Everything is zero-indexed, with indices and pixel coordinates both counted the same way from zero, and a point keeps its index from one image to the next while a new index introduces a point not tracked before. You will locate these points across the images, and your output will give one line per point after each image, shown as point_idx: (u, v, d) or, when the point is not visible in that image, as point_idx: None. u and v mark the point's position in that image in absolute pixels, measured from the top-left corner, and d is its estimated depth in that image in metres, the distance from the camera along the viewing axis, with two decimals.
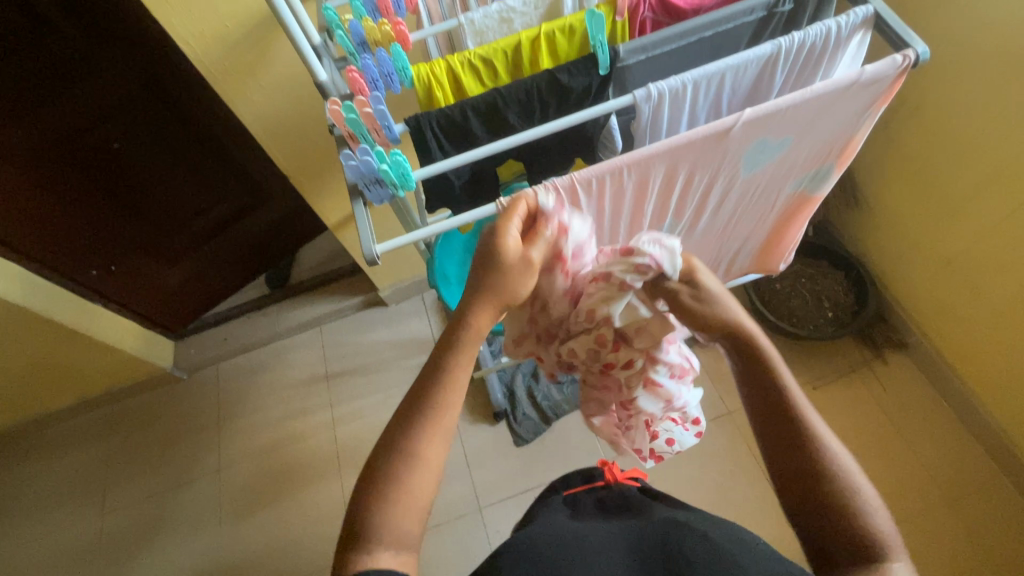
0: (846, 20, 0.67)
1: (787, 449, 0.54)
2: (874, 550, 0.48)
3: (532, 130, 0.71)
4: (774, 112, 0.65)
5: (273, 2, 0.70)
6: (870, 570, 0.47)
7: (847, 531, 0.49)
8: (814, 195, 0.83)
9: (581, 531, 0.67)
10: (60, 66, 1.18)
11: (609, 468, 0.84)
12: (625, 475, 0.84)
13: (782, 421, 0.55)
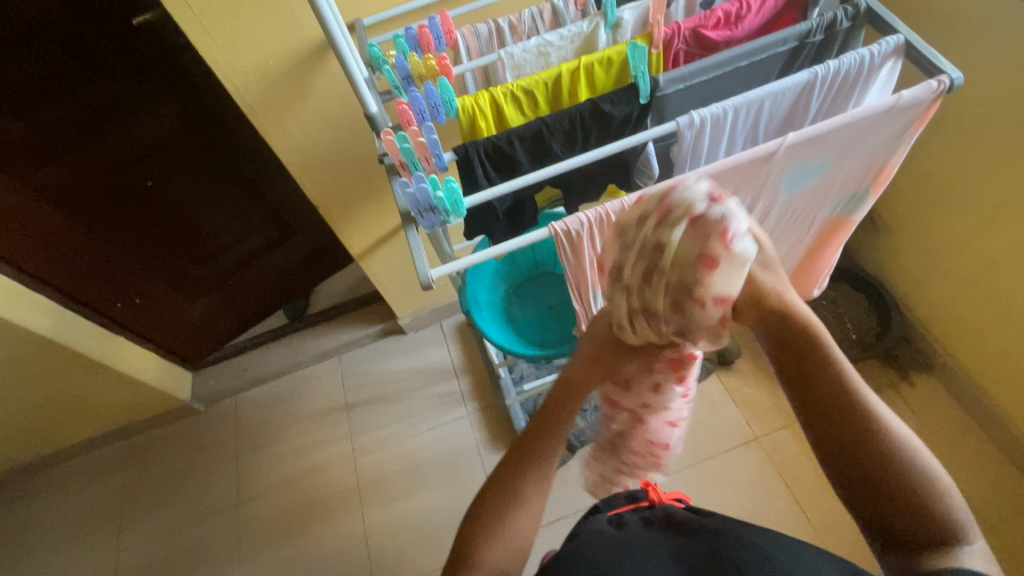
0: (878, 49, 0.70)
1: (842, 437, 0.48)
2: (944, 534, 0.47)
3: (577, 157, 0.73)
4: (817, 135, 0.67)
5: (331, 38, 0.74)
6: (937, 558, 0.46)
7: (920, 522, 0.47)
8: (848, 218, 0.85)
9: (630, 543, 0.65)
10: (102, 106, 1.20)
11: (653, 490, 0.82)
12: (666, 494, 0.83)
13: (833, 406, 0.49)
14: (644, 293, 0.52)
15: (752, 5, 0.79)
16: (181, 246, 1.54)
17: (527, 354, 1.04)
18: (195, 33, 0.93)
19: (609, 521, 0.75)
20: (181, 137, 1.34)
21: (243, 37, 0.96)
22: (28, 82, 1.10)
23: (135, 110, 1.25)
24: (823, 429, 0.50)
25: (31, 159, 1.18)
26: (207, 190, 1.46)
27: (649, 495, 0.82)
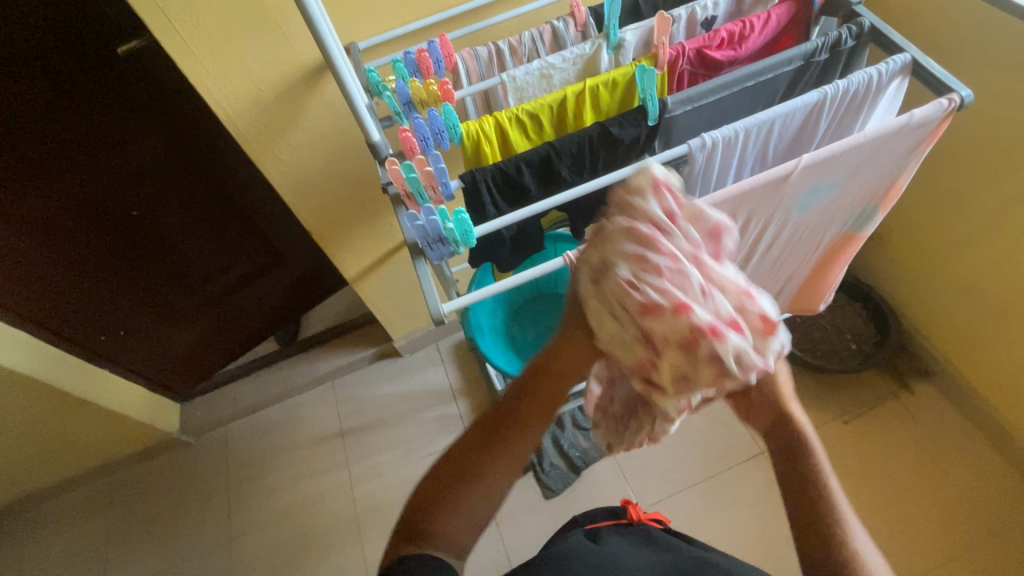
0: (885, 68, 0.70)
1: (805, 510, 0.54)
2: None
3: (588, 182, 0.72)
4: (830, 156, 0.66)
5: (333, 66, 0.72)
6: None
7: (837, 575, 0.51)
8: (856, 235, 0.84)
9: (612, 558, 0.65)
10: (87, 135, 1.16)
11: (633, 507, 0.81)
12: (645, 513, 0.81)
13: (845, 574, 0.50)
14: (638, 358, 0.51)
15: (755, 24, 0.79)
16: (167, 276, 1.49)
17: None
18: (183, 59, 0.90)
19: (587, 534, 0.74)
20: (167, 165, 1.29)
21: (235, 63, 0.93)
22: (8, 113, 1.05)
23: (121, 139, 1.20)
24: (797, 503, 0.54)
25: (11, 192, 1.13)
26: (195, 217, 1.41)
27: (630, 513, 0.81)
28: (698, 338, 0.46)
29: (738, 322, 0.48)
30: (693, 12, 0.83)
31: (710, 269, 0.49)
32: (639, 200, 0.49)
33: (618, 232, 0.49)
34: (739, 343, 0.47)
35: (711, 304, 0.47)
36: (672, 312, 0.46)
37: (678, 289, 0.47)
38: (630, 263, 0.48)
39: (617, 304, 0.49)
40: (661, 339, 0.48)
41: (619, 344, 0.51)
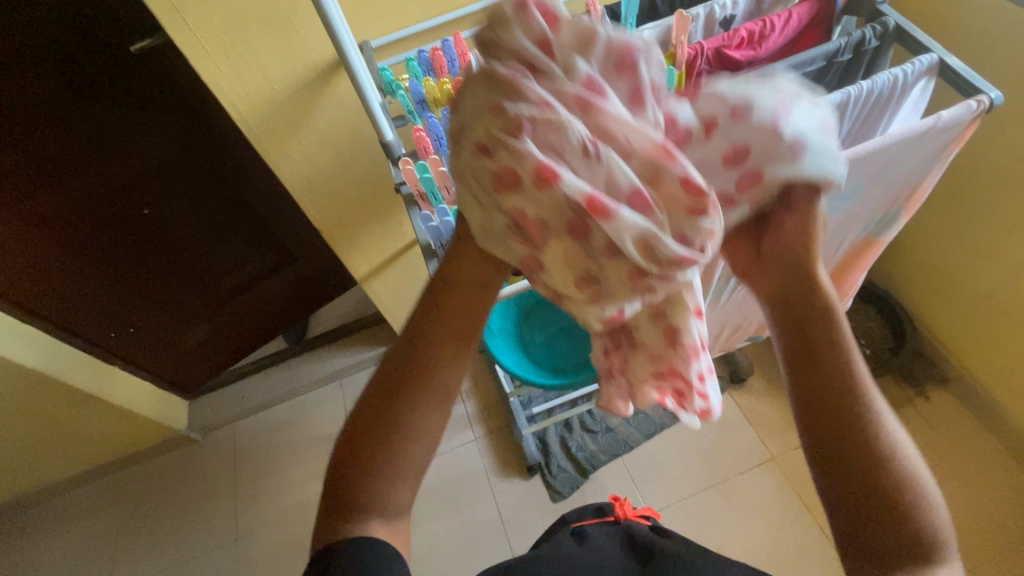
0: (911, 69, 0.68)
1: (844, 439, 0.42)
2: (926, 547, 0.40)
3: None
4: (855, 159, 0.64)
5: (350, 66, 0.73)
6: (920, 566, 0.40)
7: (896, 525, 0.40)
8: (878, 240, 0.83)
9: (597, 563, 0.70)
10: (100, 134, 1.16)
11: (619, 505, 0.86)
12: (633, 509, 0.86)
13: (884, 496, 0.40)
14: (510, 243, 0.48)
15: (776, 24, 0.77)
16: (178, 274, 1.49)
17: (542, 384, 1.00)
18: (195, 57, 0.89)
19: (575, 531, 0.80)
20: (179, 163, 1.29)
21: (247, 62, 0.92)
22: (21, 111, 1.05)
23: (132, 138, 1.20)
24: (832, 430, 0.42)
25: (23, 189, 1.14)
26: (206, 216, 1.41)
27: (615, 509, 0.86)
28: (580, 214, 0.44)
29: (640, 195, 0.44)
30: (712, 11, 0.82)
31: (601, 119, 0.44)
32: (509, 38, 0.44)
33: (477, 81, 0.44)
34: (633, 219, 0.43)
35: (597, 169, 0.44)
36: (538, 183, 0.43)
37: (551, 150, 0.43)
38: (488, 124, 0.44)
39: (476, 181, 0.46)
40: (529, 218, 0.45)
41: (492, 235, 0.48)
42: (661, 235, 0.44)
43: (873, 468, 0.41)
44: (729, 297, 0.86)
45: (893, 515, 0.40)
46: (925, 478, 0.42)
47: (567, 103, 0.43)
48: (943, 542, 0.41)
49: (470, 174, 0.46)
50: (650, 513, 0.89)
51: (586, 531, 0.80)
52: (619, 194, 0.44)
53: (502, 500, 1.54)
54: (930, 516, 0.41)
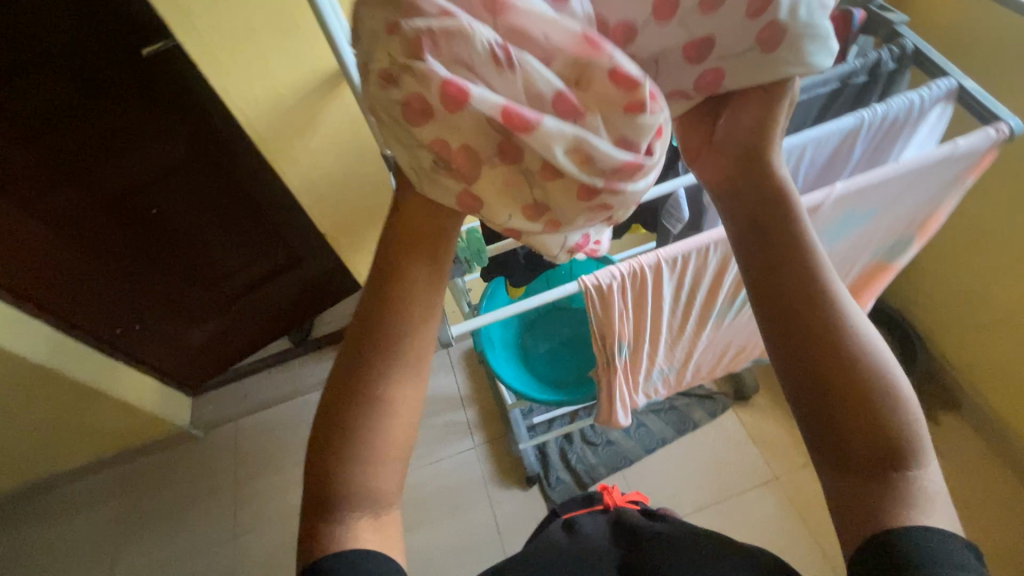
0: (928, 93, 0.66)
1: (810, 343, 0.40)
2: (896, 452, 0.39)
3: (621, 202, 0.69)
4: (866, 186, 0.62)
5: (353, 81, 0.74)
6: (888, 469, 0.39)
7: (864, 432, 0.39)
8: (889, 266, 0.80)
9: (583, 546, 0.67)
10: (111, 134, 1.17)
11: (608, 493, 0.83)
12: (622, 497, 0.83)
13: (852, 401, 0.39)
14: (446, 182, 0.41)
15: None
16: (184, 273, 1.50)
17: (543, 399, 0.99)
18: (203, 60, 0.89)
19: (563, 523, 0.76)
20: (188, 165, 1.29)
21: (255, 65, 0.92)
22: (33, 112, 1.06)
23: (143, 139, 1.21)
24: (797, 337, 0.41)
25: (33, 187, 1.15)
26: (213, 217, 1.42)
27: (606, 498, 0.83)
28: (503, 133, 0.38)
29: (566, 99, 0.37)
30: None
31: (513, 19, 0.36)
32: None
33: (369, 4, 0.37)
34: (563, 129, 0.37)
35: (515, 75, 0.36)
36: (454, 105, 0.37)
37: (457, 64, 0.36)
38: (385, 46, 0.37)
39: (391, 119, 0.39)
40: (456, 149, 0.39)
41: (426, 174, 0.41)
42: (601, 142, 0.38)
43: (835, 381, 0.40)
44: (735, 319, 0.83)
45: (859, 425, 0.39)
46: (897, 382, 0.40)
47: (469, 6, 0.36)
48: (918, 446, 0.39)
49: (386, 117, 0.40)
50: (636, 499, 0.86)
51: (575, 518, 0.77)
52: (550, 104, 0.37)
53: (499, 510, 1.53)
54: (902, 421, 0.39)
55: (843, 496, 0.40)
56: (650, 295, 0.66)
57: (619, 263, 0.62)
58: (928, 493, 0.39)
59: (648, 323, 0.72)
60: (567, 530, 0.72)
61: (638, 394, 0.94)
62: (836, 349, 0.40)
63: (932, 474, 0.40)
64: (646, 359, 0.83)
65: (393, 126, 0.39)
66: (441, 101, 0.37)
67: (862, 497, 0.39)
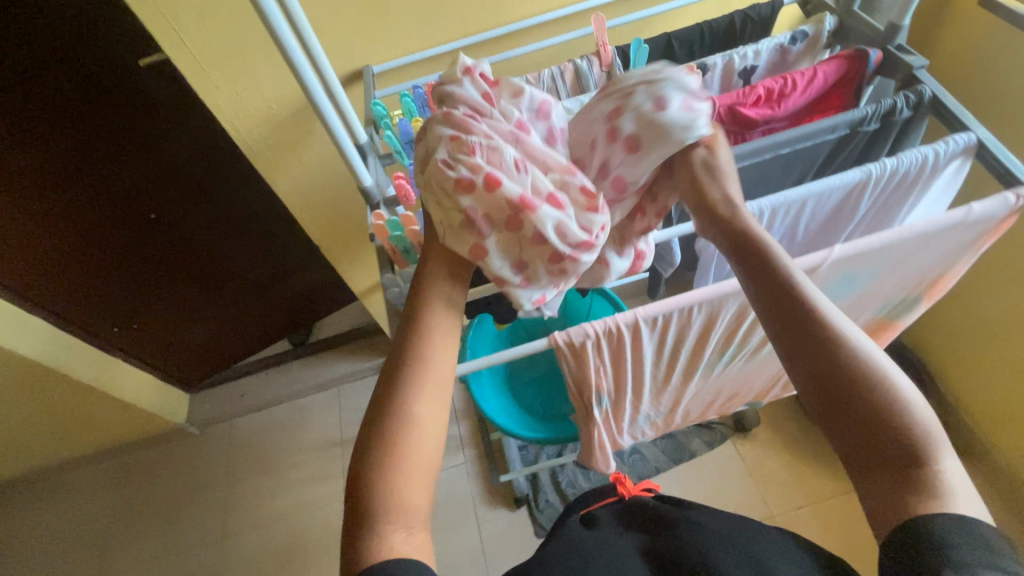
0: (944, 148, 0.61)
1: (816, 353, 0.44)
2: (918, 452, 0.40)
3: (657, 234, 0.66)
4: (867, 250, 0.58)
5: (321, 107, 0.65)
6: (913, 470, 0.40)
7: (885, 433, 0.41)
8: (893, 323, 0.76)
9: (601, 527, 0.69)
10: (106, 138, 1.09)
11: (622, 484, 0.81)
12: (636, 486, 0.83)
13: (864, 403, 0.41)
14: (460, 238, 0.50)
15: (798, 82, 0.70)
16: (184, 276, 1.45)
17: (523, 435, 0.97)
18: (193, 74, 0.87)
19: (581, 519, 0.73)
20: (188, 172, 1.22)
21: (247, 81, 0.90)
22: (28, 119, 1.00)
23: (148, 150, 1.14)
24: (797, 348, 0.45)
25: (26, 194, 1.09)
26: (215, 224, 1.36)
27: (619, 488, 0.82)
28: (515, 212, 0.49)
29: (555, 197, 0.51)
30: (731, 60, 0.76)
31: (528, 148, 0.52)
32: (457, 89, 0.52)
33: (435, 118, 0.50)
34: (555, 215, 0.50)
35: (526, 179, 0.50)
36: (487, 188, 0.48)
37: (491, 163, 0.49)
38: (447, 146, 0.49)
39: (438, 188, 0.49)
40: (478, 218, 0.49)
41: (450, 236, 0.51)
42: (576, 230, 0.51)
43: (842, 374, 0.43)
44: (724, 370, 0.79)
45: (872, 413, 0.41)
46: (902, 375, 0.43)
47: (501, 134, 0.51)
48: (932, 436, 0.41)
49: (430, 183, 0.50)
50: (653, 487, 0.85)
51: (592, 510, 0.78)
52: (546, 198, 0.51)
53: (486, 529, 1.50)
54: (911, 412, 0.41)
55: (866, 488, 0.42)
56: (629, 351, 0.63)
57: (593, 321, 0.59)
58: (952, 484, 0.40)
59: (628, 376, 0.69)
60: (587, 519, 0.73)
61: (624, 436, 0.90)
62: (835, 343, 0.44)
63: (955, 466, 0.41)
64: (630, 405, 0.79)
65: (439, 190, 0.49)
66: (475, 180, 0.48)
67: (884, 485, 0.41)
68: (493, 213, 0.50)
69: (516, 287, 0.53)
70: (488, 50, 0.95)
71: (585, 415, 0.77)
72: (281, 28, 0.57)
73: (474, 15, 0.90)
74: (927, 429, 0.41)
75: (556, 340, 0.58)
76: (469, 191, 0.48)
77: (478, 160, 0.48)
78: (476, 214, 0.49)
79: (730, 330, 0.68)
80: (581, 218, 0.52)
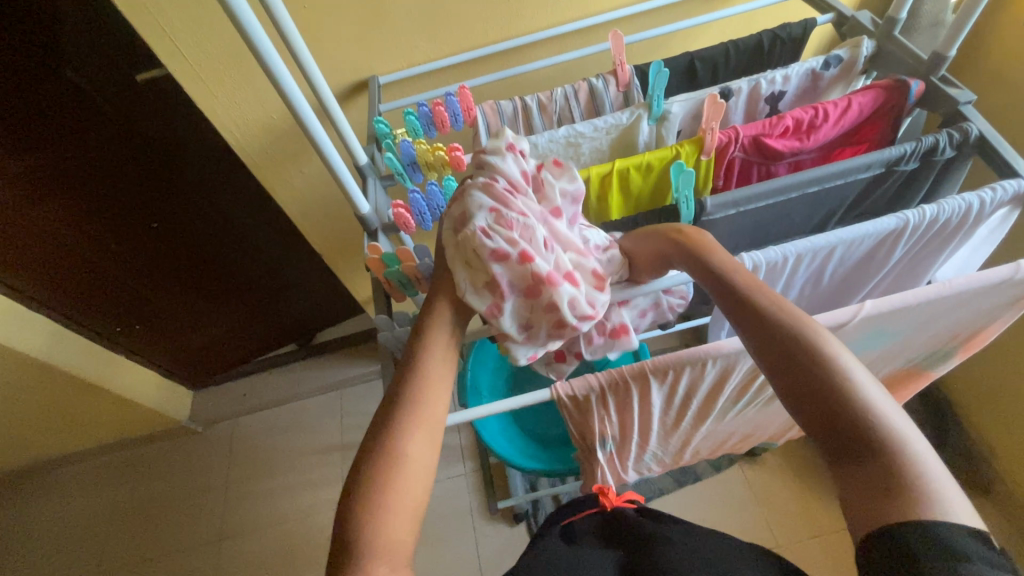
0: (991, 196, 0.56)
1: (776, 348, 0.42)
2: (884, 445, 0.36)
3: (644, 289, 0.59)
4: (899, 308, 0.54)
5: (314, 132, 0.60)
6: (880, 464, 0.36)
7: (849, 424, 0.37)
8: (923, 371, 0.72)
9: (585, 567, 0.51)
10: (105, 147, 1.02)
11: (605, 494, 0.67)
12: (619, 496, 0.68)
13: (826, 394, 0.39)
14: (477, 298, 0.49)
15: (830, 113, 0.65)
16: (187, 283, 1.41)
17: (521, 465, 0.94)
18: (190, 82, 0.84)
19: (559, 535, 0.60)
20: (188, 183, 1.15)
21: (246, 90, 0.87)
22: (23, 125, 0.93)
23: (152, 159, 1.08)
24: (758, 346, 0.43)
25: (24, 198, 1.04)
26: (217, 235, 1.30)
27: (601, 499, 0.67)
28: (537, 284, 0.49)
29: (572, 277, 0.53)
30: (757, 85, 0.70)
31: (553, 230, 0.54)
32: (500, 160, 0.53)
33: (476, 184, 0.51)
34: (572, 292, 0.51)
35: (550, 256, 0.52)
36: (519, 260, 0.49)
37: (523, 237, 0.50)
38: (485, 214, 0.50)
39: (469, 252, 0.49)
40: (503, 283, 0.49)
41: (468, 293, 0.49)
42: (585, 303, 0.52)
43: (808, 370, 0.40)
44: (738, 414, 0.74)
45: (838, 408, 0.38)
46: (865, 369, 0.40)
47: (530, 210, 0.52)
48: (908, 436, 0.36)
49: (460, 245, 0.50)
50: (638, 500, 0.71)
51: (572, 527, 0.62)
52: (564, 275, 0.52)
53: (483, 545, 1.43)
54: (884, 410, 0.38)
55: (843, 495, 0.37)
56: (636, 401, 0.59)
57: (598, 371, 0.55)
58: (932, 482, 0.34)
59: (635, 423, 0.65)
60: (567, 544, 0.57)
61: (628, 472, 0.83)
62: (798, 338, 0.42)
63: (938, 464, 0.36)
64: (635, 446, 0.75)
65: (471, 254, 0.48)
66: (506, 250, 0.48)
67: (858, 485, 0.36)
68: (514, 280, 0.49)
69: (516, 343, 0.52)
70: (497, 63, 0.91)
71: (587, 455, 0.73)
72: (259, 32, 0.51)
73: (483, 27, 0.86)
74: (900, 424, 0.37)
75: (557, 393, 0.55)
76: (498, 259, 0.48)
77: (513, 235, 0.49)
78: (499, 280, 0.49)
79: (746, 380, 0.64)
80: (591, 295, 0.54)
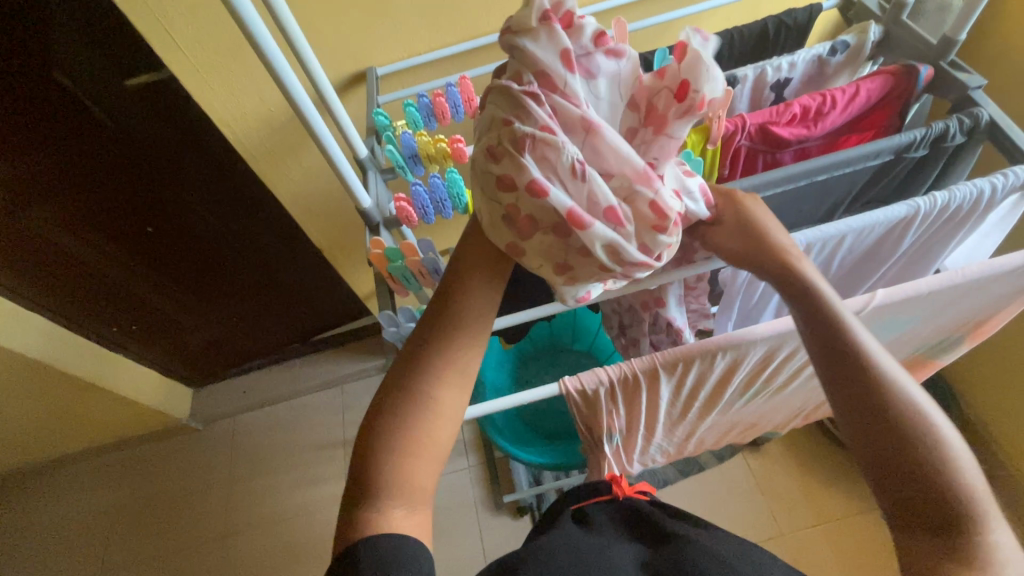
0: (1003, 182, 0.55)
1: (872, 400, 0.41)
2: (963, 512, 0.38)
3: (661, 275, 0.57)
4: (911, 297, 0.53)
5: (313, 126, 0.59)
6: (955, 530, 0.38)
7: (940, 489, 0.39)
8: (929, 360, 0.72)
9: (601, 553, 0.51)
10: (98, 150, 1.00)
11: (617, 482, 0.66)
12: (631, 487, 0.67)
13: (915, 451, 0.40)
14: (499, 230, 0.46)
15: (838, 100, 0.64)
16: (185, 283, 1.39)
17: (528, 460, 0.92)
18: (186, 77, 0.83)
19: (574, 519, 0.60)
20: (184, 185, 1.13)
21: (243, 84, 0.85)
22: (14, 128, 0.91)
23: (147, 162, 1.05)
24: (852, 391, 0.42)
25: (18, 201, 1.03)
26: (214, 237, 1.27)
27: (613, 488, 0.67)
28: (562, 223, 0.43)
29: (616, 212, 0.44)
30: (763, 72, 0.69)
31: (599, 142, 0.43)
32: (531, 44, 0.43)
33: (497, 91, 0.44)
34: (607, 234, 0.43)
35: (583, 186, 0.43)
36: (531, 193, 0.42)
37: (546, 165, 0.43)
38: (499, 132, 0.43)
39: (482, 177, 0.45)
40: (521, 216, 0.44)
41: (489, 226, 0.46)
42: (631, 249, 0.44)
43: (892, 430, 0.40)
44: (745, 406, 0.74)
45: (926, 473, 0.39)
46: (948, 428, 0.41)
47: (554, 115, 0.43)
48: (982, 505, 0.39)
49: (478, 170, 0.45)
50: (650, 492, 0.69)
51: (588, 514, 0.61)
52: (605, 210, 0.43)
53: (488, 537, 1.43)
54: (966, 480, 0.39)
55: (906, 548, 0.39)
56: (645, 395, 0.59)
57: (606, 365, 0.55)
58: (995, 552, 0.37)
59: (642, 416, 0.64)
60: (582, 529, 0.57)
61: (633, 464, 0.82)
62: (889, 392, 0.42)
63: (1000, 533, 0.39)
64: (642, 438, 0.74)
65: (483, 180, 0.45)
66: (516, 181, 0.43)
67: (929, 544, 0.38)
68: (536, 213, 0.44)
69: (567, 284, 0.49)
70: (496, 53, 0.90)
71: (593, 448, 0.73)
72: (256, 19, 0.50)
73: (482, 16, 0.84)
74: (978, 489, 0.39)
75: (568, 388, 0.54)
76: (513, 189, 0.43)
77: (527, 163, 0.42)
78: (516, 213, 0.44)
79: (755, 372, 0.63)
80: (652, 233, 0.45)
